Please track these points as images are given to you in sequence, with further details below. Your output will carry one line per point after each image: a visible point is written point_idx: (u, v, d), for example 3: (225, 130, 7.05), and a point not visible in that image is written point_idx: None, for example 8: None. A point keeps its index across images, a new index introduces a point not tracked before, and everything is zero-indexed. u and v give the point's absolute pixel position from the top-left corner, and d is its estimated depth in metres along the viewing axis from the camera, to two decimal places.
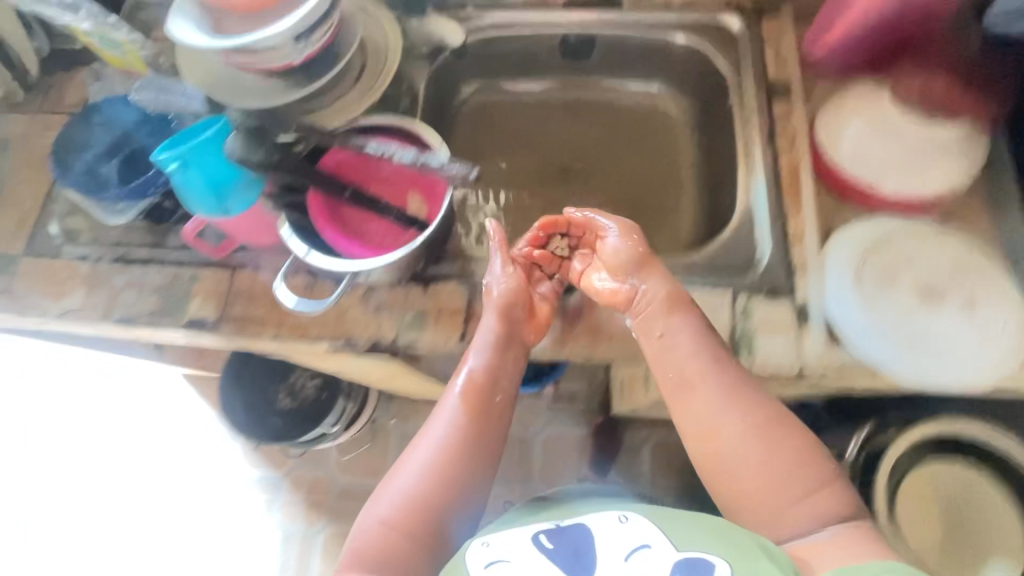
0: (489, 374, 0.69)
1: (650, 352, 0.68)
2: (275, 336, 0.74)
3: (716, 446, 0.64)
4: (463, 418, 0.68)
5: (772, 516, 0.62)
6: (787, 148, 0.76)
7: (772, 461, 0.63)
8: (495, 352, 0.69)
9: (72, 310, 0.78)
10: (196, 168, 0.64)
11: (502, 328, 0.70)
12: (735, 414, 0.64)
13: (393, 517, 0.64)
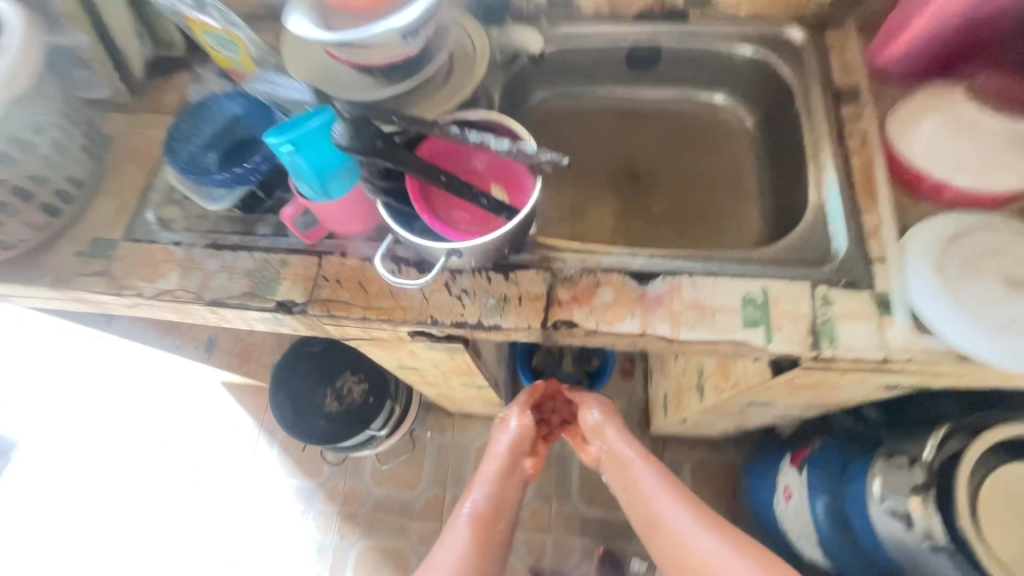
0: (492, 508, 0.91)
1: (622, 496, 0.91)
2: (361, 318, 0.77)
3: (660, 515, 0.83)
4: (472, 548, 0.85)
5: None
6: (857, 147, 0.79)
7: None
8: (501, 492, 0.94)
9: (167, 291, 0.82)
10: (306, 154, 0.68)
11: (510, 457, 0.98)
12: (682, 517, 0.81)
13: None
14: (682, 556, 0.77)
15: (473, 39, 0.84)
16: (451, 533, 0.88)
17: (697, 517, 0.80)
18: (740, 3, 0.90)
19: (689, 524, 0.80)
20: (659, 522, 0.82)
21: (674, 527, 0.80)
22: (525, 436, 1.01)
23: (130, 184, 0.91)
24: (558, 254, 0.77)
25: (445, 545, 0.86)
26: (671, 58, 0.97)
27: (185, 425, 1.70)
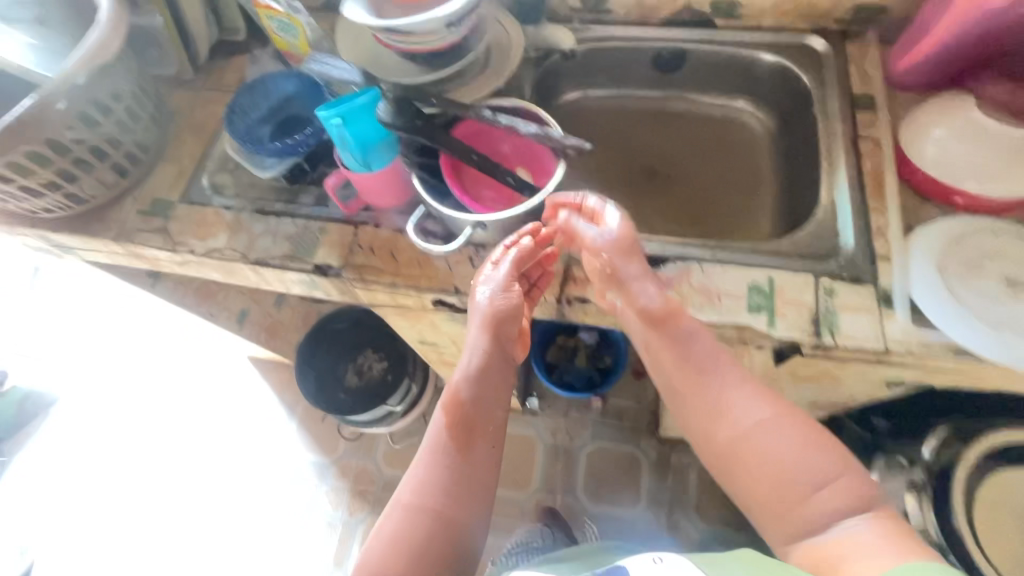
0: (476, 397, 0.80)
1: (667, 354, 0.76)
2: (390, 283, 0.83)
3: (750, 434, 0.73)
4: (452, 437, 0.79)
5: (761, 454, 0.72)
6: (871, 151, 0.83)
7: (801, 459, 0.71)
8: (487, 369, 0.80)
9: (216, 249, 0.89)
10: (352, 128, 0.75)
11: (496, 344, 0.79)
12: (760, 411, 0.74)
13: (435, 482, 0.78)
14: (751, 458, 0.72)
15: (511, 32, 0.91)
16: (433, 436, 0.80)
17: (788, 437, 0.72)
18: (764, 13, 0.95)
19: (779, 446, 0.72)
20: (720, 411, 0.75)
21: (768, 447, 0.72)
22: (507, 312, 0.76)
23: (189, 153, 0.99)
24: None
25: (425, 455, 0.80)
26: (696, 64, 1.03)
27: (213, 392, 1.80)
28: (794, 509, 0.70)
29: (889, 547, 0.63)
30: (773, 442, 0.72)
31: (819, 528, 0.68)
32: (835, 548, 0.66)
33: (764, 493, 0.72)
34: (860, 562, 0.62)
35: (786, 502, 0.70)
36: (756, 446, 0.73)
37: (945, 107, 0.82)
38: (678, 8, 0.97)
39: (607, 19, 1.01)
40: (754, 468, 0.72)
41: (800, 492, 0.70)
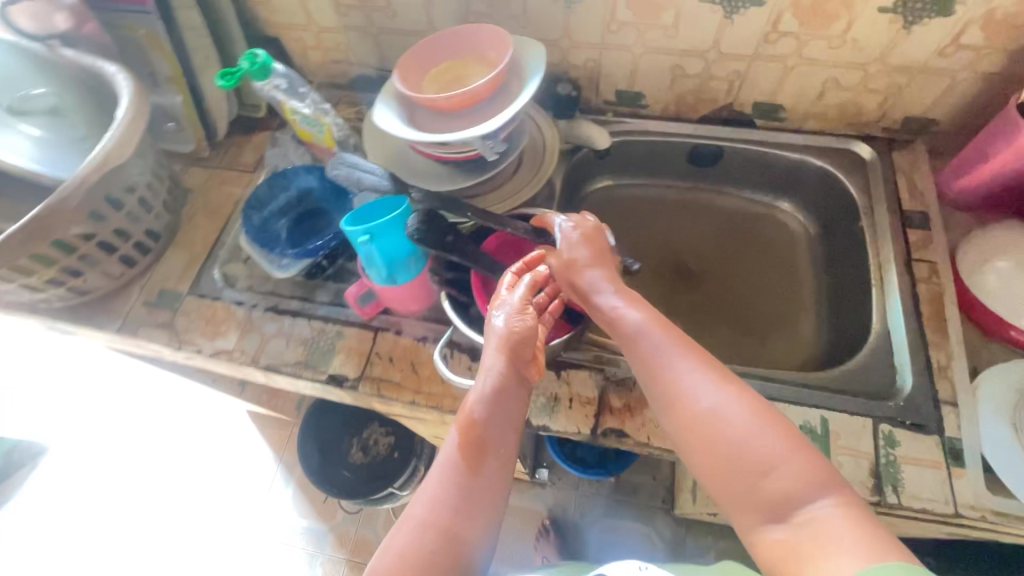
0: (492, 414, 0.62)
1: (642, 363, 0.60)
2: (410, 402, 0.77)
3: (701, 403, 0.54)
4: (467, 471, 0.59)
5: (741, 460, 0.51)
6: (927, 277, 0.78)
7: (764, 434, 0.52)
8: (505, 389, 0.64)
9: (225, 351, 0.84)
10: (379, 244, 0.70)
11: (511, 364, 0.64)
12: (714, 392, 0.55)
13: (432, 531, 0.56)
14: (703, 437, 0.53)
15: (546, 135, 0.87)
16: (439, 454, 0.61)
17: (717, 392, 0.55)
18: (808, 116, 0.90)
19: (734, 421, 0.53)
20: (675, 393, 0.56)
21: (716, 412, 0.53)
22: (525, 336, 0.65)
23: (202, 239, 0.95)
24: (612, 358, 0.77)
25: (430, 474, 0.60)
26: (732, 159, 0.98)
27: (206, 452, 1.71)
28: (735, 425, 0.52)
29: (861, 541, 0.45)
30: (727, 419, 0.53)
31: (785, 512, 0.49)
32: (743, 437, 0.52)
33: (722, 483, 0.52)
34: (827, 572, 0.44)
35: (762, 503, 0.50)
36: (704, 416, 0.54)
37: (1005, 236, 0.77)
38: (717, 107, 0.93)
39: (641, 112, 0.97)
40: (719, 453, 0.52)
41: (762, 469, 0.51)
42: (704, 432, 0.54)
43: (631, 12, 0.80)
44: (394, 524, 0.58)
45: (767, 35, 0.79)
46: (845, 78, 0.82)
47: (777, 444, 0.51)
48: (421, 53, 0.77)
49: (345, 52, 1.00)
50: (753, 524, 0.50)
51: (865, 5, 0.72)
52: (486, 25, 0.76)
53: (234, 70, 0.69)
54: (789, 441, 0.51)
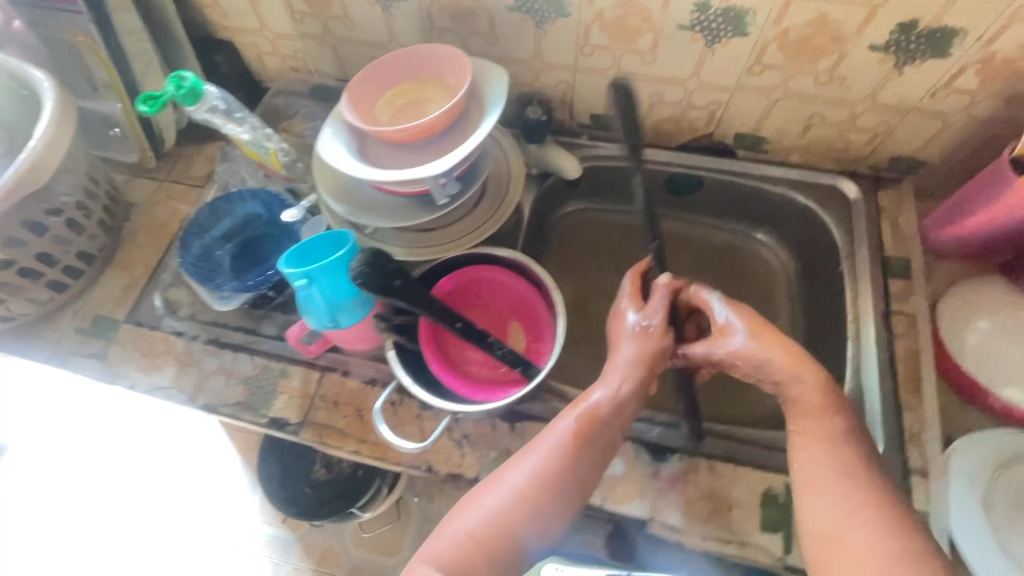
0: (615, 414, 0.62)
1: (807, 472, 0.57)
2: (354, 451, 0.73)
3: (842, 516, 0.54)
4: (572, 457, 0.59)
5: None
6: (904, 332, 0.74)
7: (896, 563, 0.50)
8: (630, 404, 0.63)
9: (160, 387, 0.78)
10: (321, 285, 0.65)
11: (642, 375, 0.63)
12: (878, 537, 0.52)
13: (517, 509, 0.57)
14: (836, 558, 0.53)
15: (510, 162, 0.82)
16: (542, 440, 0.61)
17: (850, 489, 0.55)
18: (792, 150, 0.85)
19: (874, 547, 0.51)
20: (830, 519, 0.54)
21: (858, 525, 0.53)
22: (656, 356, 0.64)
23: (143, 260, 0.88)
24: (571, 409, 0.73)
25: (533, 453, 0.60)
26: (712, 189, 0.92)
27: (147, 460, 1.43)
28: (869, 546, 0.52)
29: None
30: (862, 533, 0.52)
31: None
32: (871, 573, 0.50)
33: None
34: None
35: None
36: (842, 529, 0.53)
37: (990, 292, 0.73)
38: (697, 136, 0.87)
39: (617, 137, 0.91)
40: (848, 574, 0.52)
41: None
42: (830, 547, 0.54)
43: (605, 36, 0.73)
44: (484, 485, 0.60)
45: (751, 67, 0.73)
46: (832, 114, 0.77)
47: (897, 553, 0.50)
48: (375, 75, 0.71)
49: (303, 59, 0.93)
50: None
51: (853, 43, 0.66)
52: (448, 48, 0.70)
53: (157, 95, 0.61)
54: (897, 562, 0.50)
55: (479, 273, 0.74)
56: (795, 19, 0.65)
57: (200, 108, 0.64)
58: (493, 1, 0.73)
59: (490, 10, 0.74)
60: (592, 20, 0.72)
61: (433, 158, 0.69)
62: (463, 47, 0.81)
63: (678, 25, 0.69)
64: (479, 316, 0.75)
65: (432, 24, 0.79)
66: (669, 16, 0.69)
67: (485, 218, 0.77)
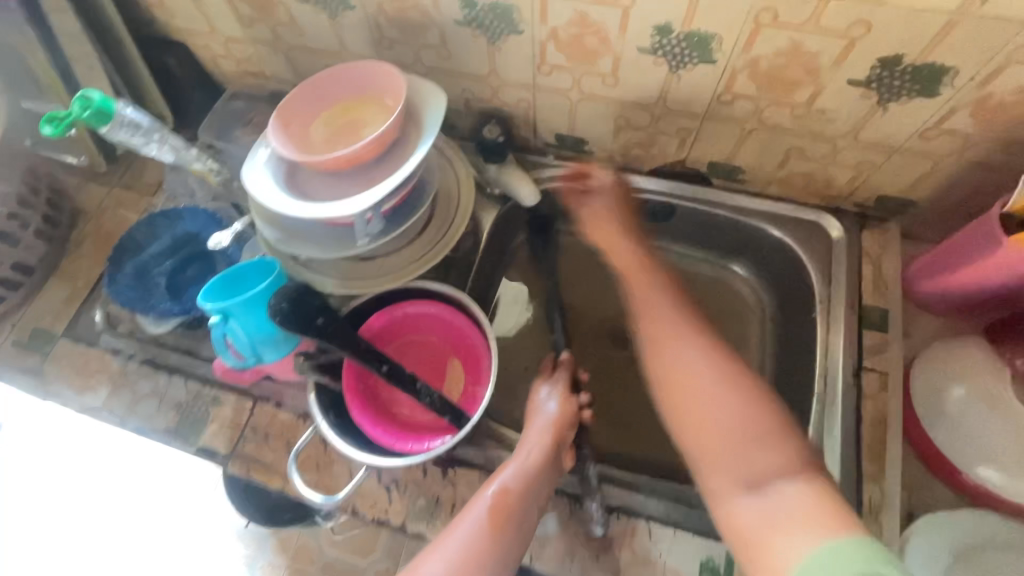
0: (527, 494, 0.60)
1: (653, 343, 0.66)
2: (280, 489, 0.70)
3: (696, 390, 0.60)
4: (488, 541, 0.57)
5: (718, 455, 0.56)
6: (876, 393, 0.68)
7: (720, 410, 0.58)
8: (541, 475, 0.62)
9: (91, 408, 0.76)
10: (242, 320, 0.62)
11: (554, 448, 0.64)
12: (719, 403, 0.58)
13: None
14: (694, 423, 0.59)
15: (460, 184, 0.74)
16: (464, 520, 0.59)
17: (705, 364, 0.61)
18: (771, 181, 0.78)
19: (723, 408, 0.58)
20: (673, 386, 0.62)
21: (705, 391, 0.59)
22: (569, 422, 0.66)
23: (86, 271, 0.86)
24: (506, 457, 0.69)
25: (454, 536, 0.58)
26: (687, 217, 0.85)
27: None
28: (720, 408, 0.58)
29: (823, 521, 0.49)
30: (718, 401, 0.59)
31: (761, 484, 0.53)
32: (727, 439, 0.56)
33: (705, 455, 0.57)
34: (777, 550, 0.49)
35: (746, 469, 0.55)
36: (700, 399, 0.59)
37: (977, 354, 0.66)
38: (670, 161, 0.80)
39: (586, 157, 0.85)
40: (699, 432, 0.58)
41: (747, 436, 0.56)
42: (692, 419, 0.59)
43: (563, 56, 0.67)
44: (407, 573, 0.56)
45: (721, 95, 0.66)
46: (811, 148, 0.70)
47: (731, 404, 0.58)
48: (308, 95, 0.66)
49: (258, 64, 0.88)
50: (736, 493, 0.54)
51: (831, 76, 0.59)
52: (384, 66, 0.64)
53: (61, 116, 0.57)
54: (755, 423, 0.57)
55: (415, 309, 0.70)
56: (766, 49, 0.58)
57: (113, 129, 0.60)
58: (441, 14, 0.67)
59: (439, 23, 0.68)
60: (547, 38, 0.65)
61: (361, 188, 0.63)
62: (416, 59, 0.76)
63: (638, 48, 0.63)
64: (417, 355, 0.71)
65: (381, 35, 0.73)
66: (628, 39, 0.62)
67: (427, 248, 0.71)
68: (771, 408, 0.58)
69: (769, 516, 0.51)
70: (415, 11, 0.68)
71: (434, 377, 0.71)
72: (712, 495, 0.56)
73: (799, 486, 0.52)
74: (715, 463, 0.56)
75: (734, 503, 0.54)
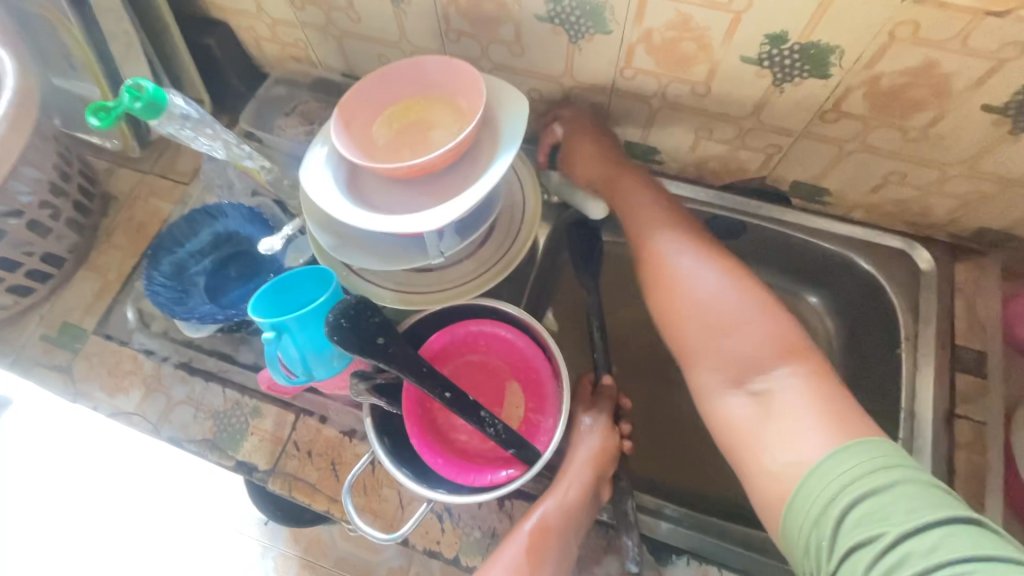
0: (567, 527, 0.59)
1: (644, 250, 0.64)
2: (324, 511, 0.67)
3: (677, 288, 0.59)
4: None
5: (727, 347, 0.56)
6: (970, 442, 0.64)
7: (739, 308, 0.56)
8: (583, 509, 0.60)
9: (124, 413, 0.72)
10: (296, 337, 0.57)
11: (596, 480, 0.62)
12: (714, 281, 0.58)
13: None
14: (680, 320, 0.59)
15: (527, 196, 0.68)
16: (501, 555, 0.58)
17: (693, 262, 0.60)
18: (859, 206, 0.72)
19: (713, 304, 0.57)
20: (671, 283, 0.60)
21: (688, 288, 0.59)
22: (611, 450, 0.64)
23: (118, 264, 0.81)
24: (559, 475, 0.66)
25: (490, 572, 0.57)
26: (758, 238, 0.80)
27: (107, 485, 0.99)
28: (716, 304, 0.57)
29: (816, 407, 0.50)
30: (698, 294, 0.58)
31: (744, 380, 0.54)
32: (715, 337, 0.56)
33: (692, 349, 0.57)
34: (766, 445, 0.50)
35: (731, 359, 0.55)
36: (687, 295, 0.59)
37: None
38: (749, 177, 0.74)
39: (655, 167, 0.79)
40: (688, 324, 0.58)
41: (736, 329, 0.56)
42: (677, 314, 0.59)
43: (653, 60, 0.61)
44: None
45: (826, 113, 0.60)
46: (915, 174, 0.64)
47: (733, 298, 0.57)
48: (372, 91, 0.60)
49: (305, 49, 0.81)
50: (720, 385, 0.55)
51: (962, 100, 0.53)
52: (459, 63, 0.58)
53: (110, 107, 0.52)
54: (751, 317, 0.56)
55: (478, 327, 0.65)
56: (893, 66, 0.52)
57: (163, 121, 0.55)
58: (520, 8, 0.61)
59: (517, 18, 0.62)
60: (638, 40, 0.59)
61: (431, 198, 0.58)
62: (483, 55, 0.69)
63: (742, 57, 0.57)
64: (475, 378, 0.67)
65: (448, 27, 0.67)
66: (733, 46, 0.56)
67: (491, 261, 0.66)
68: (765, 303, 0.57)
69: (756, 415, 0.52)
70: (491, 3, 0.61)
71: (492, 401, 0.67)
72: (699, 390, 0.57)
73: (789, 376, 0.52)
74: (700, 354, 0.57)
75: (721, 400, 0.55)
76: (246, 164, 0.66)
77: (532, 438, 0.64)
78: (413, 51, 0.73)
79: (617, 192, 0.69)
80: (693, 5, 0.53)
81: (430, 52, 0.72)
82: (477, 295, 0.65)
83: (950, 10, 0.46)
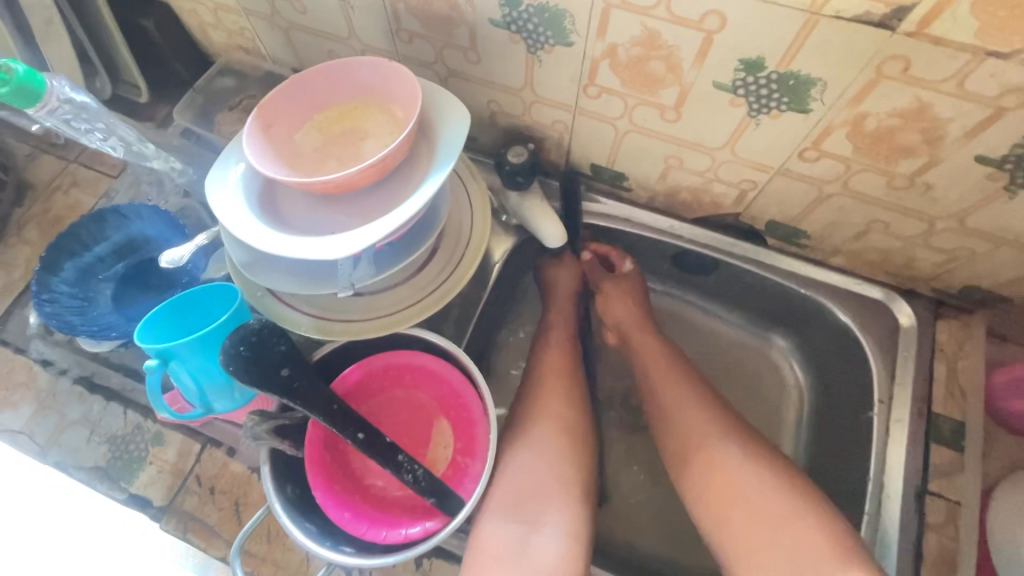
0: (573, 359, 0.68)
1: (664, 395, 0.66)
2: (221, 557, 0.59)
3: (717, 477, 0.57)
4: (563, 372, 0.66)
5: (748, 539, 0.52)
6: (940, 525, 0.57)
7: (767, 491, 0.54)
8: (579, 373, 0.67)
9: (9, 431, 0.64)
10: (188, 367, 0.50)
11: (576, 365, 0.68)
12: (749, 471, 0.56)
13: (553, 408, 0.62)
14: (725, 500, 0.56)
15: (475, 216, 0.61)
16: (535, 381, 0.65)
17: (727, 439, 0.59)
18: (839, 252, 0.66)
19: (757, 497, 0.54)
20: (710, 468, 0.58)
21: (731, 480, 0.56)
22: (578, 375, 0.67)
23: (27, 260, 0.73)
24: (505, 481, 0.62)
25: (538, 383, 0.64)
26: (729, 275, 0.74)
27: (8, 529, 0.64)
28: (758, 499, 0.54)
29: None
30: (739, 476, 0.56)
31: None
32: (758, 521, 0.53)
33: (740, 542, 0.53)
34: None
35: (777, 552, 0.50)
36: (728, 483, 0.56)
37: None
38: (722, 213, 0.68)
39: (622, 194, 0.72)
40: (731, 514, 0.55)
41: (773, 518, 0.52)
42: (722, 499, 0.56)
43: (618, 78, 0.55)
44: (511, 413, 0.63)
45: (805, 151, 0.54)
46: (900, 225, 0.58)
47: (764, 481, 0.55)
48: (299, 94, 0.53)
49: (252, 39, 0.74)
50: None
51: (955, 148, 0.47)
52: (397, 66, 0.51)
53: None
54: (785, 507, 0.53)
55: (407, 359, 0.59)
56: (881, 105, 0.46)
57: (42, 108, 0.49)
58: (473, 11, 0.54)
59: (471, 20, 0.55)
60: (602, 55, 0.53)
61: (352, 221, 0.51)
62: (437, 59, 0.62)
63: (714, 82, 0.50)
64: (400, 413, 0.60)
65: (399, 26, 0.60)
66: (704, 70, 0.50)
67: (427, 289, 0.58)
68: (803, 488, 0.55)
69: None
70: (442, 2, 0.54)
71: (417, 441, 0.60)
72: None
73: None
74: (749, 552, 0.52)
75: None
76: (150, 164, 0.61)
77: (457, 484, 0.57)
78: (363, 49, 0.66)
79: (639, 346, 0.72)
80: (662, 20, 0.47)
81: (381, 51, 0.65)
82: (404, 328, 0.58)
83: (947, 47, 0.40)
